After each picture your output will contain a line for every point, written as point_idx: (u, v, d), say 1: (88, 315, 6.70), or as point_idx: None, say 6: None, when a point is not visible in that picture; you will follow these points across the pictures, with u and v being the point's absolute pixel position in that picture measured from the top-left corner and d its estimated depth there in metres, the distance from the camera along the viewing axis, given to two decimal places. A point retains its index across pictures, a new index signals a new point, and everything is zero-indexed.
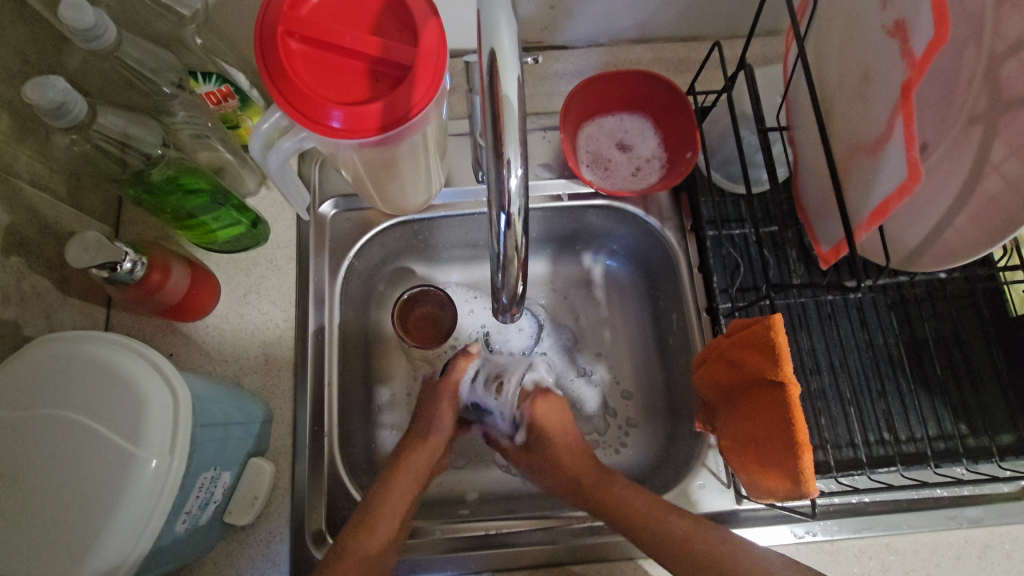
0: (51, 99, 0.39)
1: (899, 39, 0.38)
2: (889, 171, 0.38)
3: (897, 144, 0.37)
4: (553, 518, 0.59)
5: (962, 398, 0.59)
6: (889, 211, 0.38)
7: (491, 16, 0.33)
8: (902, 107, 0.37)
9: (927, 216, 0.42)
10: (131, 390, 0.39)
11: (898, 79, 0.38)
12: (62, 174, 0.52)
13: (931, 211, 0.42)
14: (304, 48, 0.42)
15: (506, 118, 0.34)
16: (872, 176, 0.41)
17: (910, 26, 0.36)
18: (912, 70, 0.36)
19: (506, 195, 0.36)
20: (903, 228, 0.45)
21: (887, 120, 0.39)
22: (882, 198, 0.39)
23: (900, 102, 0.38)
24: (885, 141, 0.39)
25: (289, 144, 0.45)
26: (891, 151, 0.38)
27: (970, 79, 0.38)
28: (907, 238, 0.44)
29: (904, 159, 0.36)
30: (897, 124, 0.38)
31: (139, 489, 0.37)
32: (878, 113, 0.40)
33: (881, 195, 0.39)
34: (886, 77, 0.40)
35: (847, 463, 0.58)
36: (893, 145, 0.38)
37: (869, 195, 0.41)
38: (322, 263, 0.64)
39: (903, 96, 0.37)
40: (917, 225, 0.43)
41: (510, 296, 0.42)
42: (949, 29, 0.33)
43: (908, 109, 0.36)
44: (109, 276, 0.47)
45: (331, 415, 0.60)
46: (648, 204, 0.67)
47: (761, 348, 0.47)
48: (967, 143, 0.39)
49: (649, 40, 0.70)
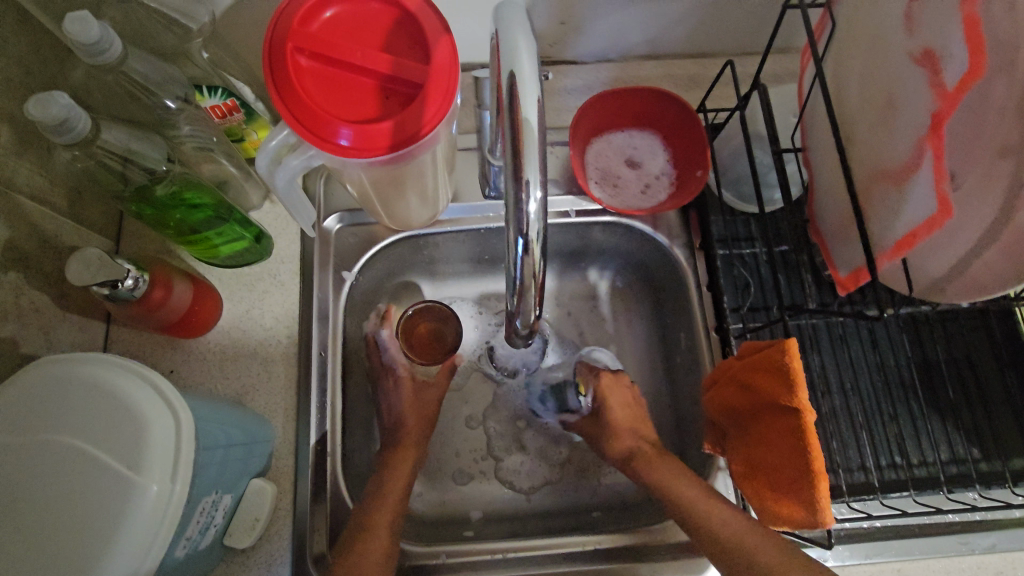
0: (55, 115, 0.38)
1: (928, 69, 0.38)
2: (915, 202, 0.39)
3: (927, 176, 0.38)
4: (639, 531, 0.58)
5: (974, 422, 0.59)
6: (915, 243, 0.38)
7: (511, 41, 0.33)
8: (931, 138, 0.37)
9: (951, 246, 0.40)
10: (131, 413, 0.38)
11: (925, 110, 0.38)
12: (63, 187, 0.51)
13: (950, 246, 0.40)
14: (313, 64, 0.41)
15: (527, 142, 0.33)
16: (895, 207, 0.41)
17: (941, 57, 0.37)
18: (943, 102, 0.36)
19: (525, 220, 0.35)
20: (923, 256, 0.43)
21: (914, 148, 0.39)
22: (909, 229, 0.39)
23: (930, 132, 0.38)
24: (910, 172, 0.39)
25: (297, 161, 0.45)
26: (918, 183, 0.38)
27: (1002, 109, 0.35)
28: (927, 269, 0.43)
29: (935, 193, 0.37)
30: (925, 156, 0.38)
31: (139, 517, 0.36)
32: (902, 143, 0.40)
33: (908, 227, 0.39)
34: (914, 109, 0.39)
35: (859, 488, 0.57)
36: (920, 176, 0.38)
37: (895, 225, 0.41)
38: (327, 279, 0.63)
39: (933, 126, 0.37)
40: (939, 256, 0.42)
41: (525, 321, 0.42)
42: (984, 60, 0.33)
43: (939, 142, 0.36)
44: (110, 293, 0.46)
45: (334, 434, 0.59)
46: (657, 221, 0.66)
47: (773, 372, 0.47)
48: (995, 178, 0.36)
49: (658, 57, 0.70)
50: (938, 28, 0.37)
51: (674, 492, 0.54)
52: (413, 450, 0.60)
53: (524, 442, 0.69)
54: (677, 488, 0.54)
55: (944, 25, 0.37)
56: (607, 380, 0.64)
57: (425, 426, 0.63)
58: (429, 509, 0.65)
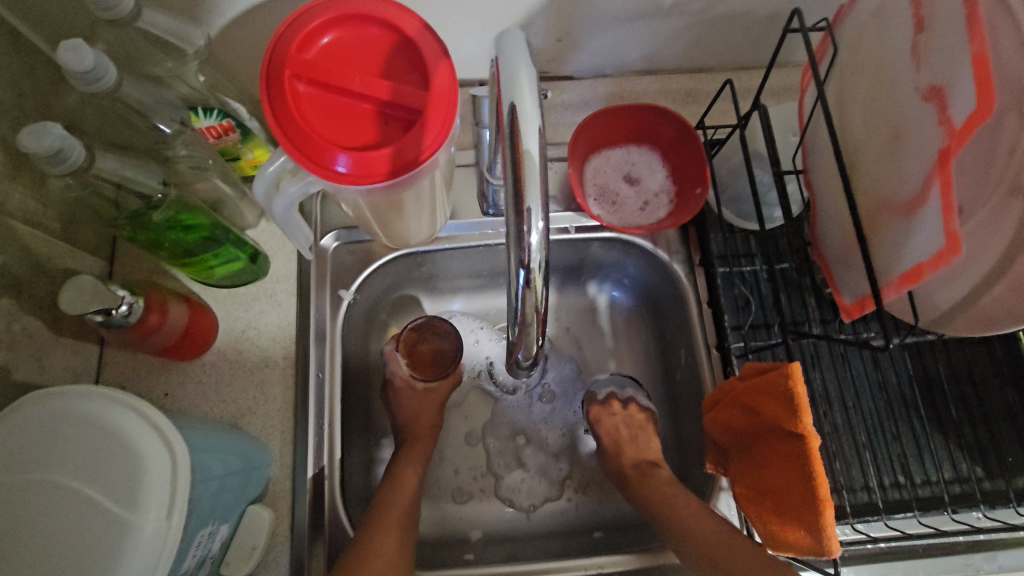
0: (48, 146, 0.37)
1: (935, 104, 0.37)
2: (922, 236, 0.38)
3: (933, 211, 0.37)
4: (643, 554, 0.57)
5: (976, 439, 0.58)
6: (922, 277, 0.38)
7: (513, 71, 0.33)
8: (940, 172, 0.37)
9: (964, 278, 0.39)
10: (127, 449, 0.37)
11: (934, 144, 0.38)
12: (57, 210, 0.50)
13: (964, 275, 0.39)
14: (311, 90, 0.40)
15: (529, 173, 0.33)
16: (903, 238, 0.41)
17: (949, 93, 0.36)
18: (952, 138, 0.36)
19: (527, 251, 0.34)
20: (932, 287, 0.42)
21: (923, 181, 0.38)
22: (915, 261, 0.39)
23: (938, 166, 0.37)
24: (918, 205, 0.39)
25: (295, 188, 0.44)
26: (925, 217, 0.38)
27: (1011, 149, 0.33)
28: (936, 299, 0.42)
29: (943, 228, 0.36)
30: (934, 189, 0.37)
31: (135, 558, 0.35)
32: (910, 174, 0.40)
33: (915, 259, 0.39)
34: (921, 137, 0.39)
35: (862, 508, 0.56)
36: (928, 210, 0.38)
37: (900, 257, 0.41)
38: (324, 297, 0.62)
39: (941, 161, 0.37)
40: (951, 287, 0.40)
41: (527, 351, 0.41)
42: (994, 105, 0.33)
43: (947, 177, 0.36)
44: (103, 320, 0.45)
45: (332, 456, 0.58)
46: (656, 237, 0.65)
47: (777, 395, 0.46)
48: (1006, 214, 0.34)
49: (656, 72, 0.69)
50: (946, 63, 0.37)
51: (674, 515, 0.54)
52: (412, 472, 0.59)
53: (524, 460, 0.68)
54: (676, 509, 0.54)
55: (951, 60, 0.36)
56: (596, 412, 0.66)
57: (424, 447, 0.62)
58: (428, 530, 0.64)
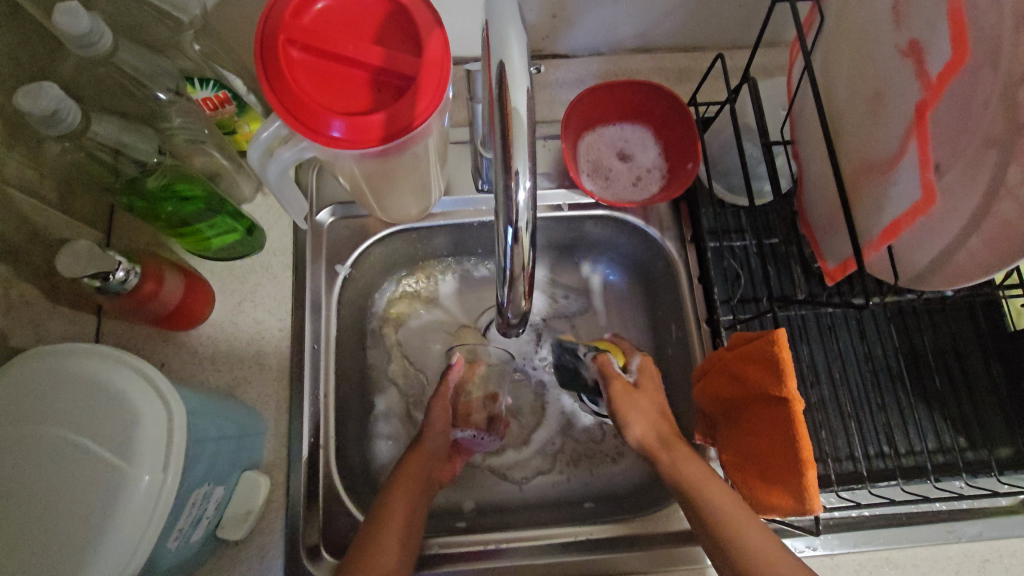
0: (44, 107, 0.38)
1: (914, 60, 0.39)
2: (899, 191, 0.41)
3: (910, 167, 0.40)
4: (629, 523, 0.58)
5: (960, 411, 0.59)
6: (897, 232, 0.42)
7: (501, 32, 0.33)
8: (916, 129, 0.40)
9: (940, 233, 0.39)
10: (122, 405, 0.38)
11: (912, 101, 0.40)
12: (54, 179, 0.51)
13: (941, 231, 0.39)
14: (305, 56, 0.41)
15: (516, 132, 0.33)
16: (883, 196, 0.43)
17: (926, 48, 0.38)
18: (928, 92, 0.38)
19: (514, 210, 0.35)
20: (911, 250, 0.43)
21: (900, 140, 0.41)
22: (892, 219, 0.42)
23: (914, 123, 0.40)
24: (895, 162, 0.41)
25: (289, 154, 0.45)
26: (902, 173, 0.41)
27: (987, 101, 0.34)
28: (915, 260, 0.42)
29: (919, 181, 0.39)
30: (911, 145, 0.40)
31: (129, 511, 0.36)
32: (888, 134, 0.42)
33: (893, 215, 0.42)
34: (898, 99, 0.41)
35: (847, 477, 0.57)
36: (905, 165, 0.41)
37: (881, 214, 0.43)
38: (319, 271, 0.63)
39: (917, 117, 0.40)
40: (928, 245, 0.40)
41: (515, 311, 0.42)
42: (969, 50, 0.35)
43: (923, 133, 0.39)
44: (101, 285, 0.46)
45: (327, 425, 0.59)
46: (648, 214, 0.66)
47: (763, 362, 0.47)
48: (982, 166, 0.35)
49: (649, 50, 0.70)
50: (925, 21, 0.38)
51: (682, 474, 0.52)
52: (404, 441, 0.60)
53: (517, 432, 0.69)
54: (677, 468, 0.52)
55: (930, 17, 0.38)
56: (649, 368, 0.61)
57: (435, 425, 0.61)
58: None
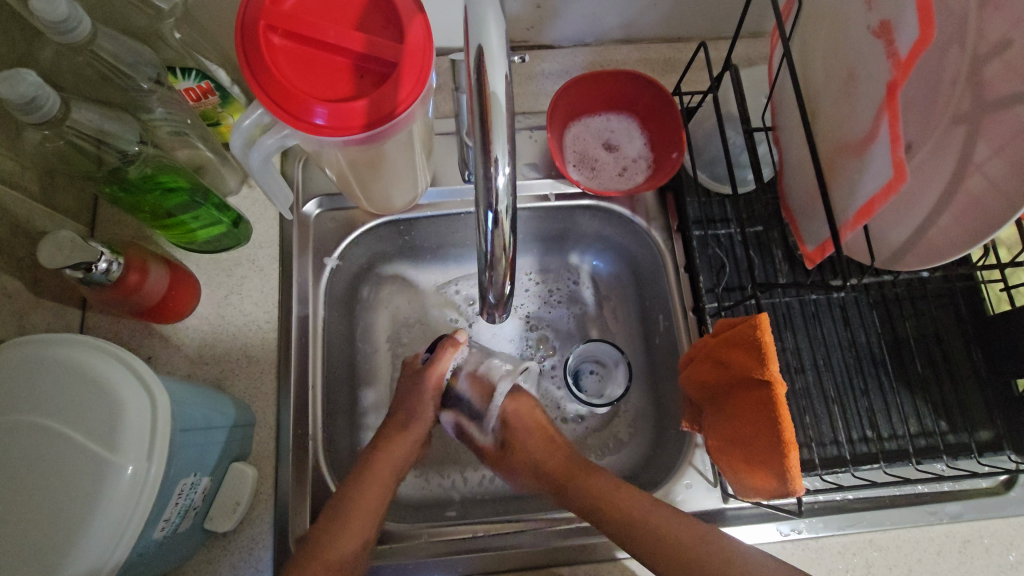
0: (23, 93, 0.38)
1: (885, 40, 0.40)
2: (872, 170, 0.41)
3: (883, 144, 0.40)
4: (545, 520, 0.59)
5: (942, 396, 0.60)
6: (873, 211, 0.40)
7: (479, 13, 0.33)
8: (887, 107, 0.40)
9: (912, 213, 0.44)
10: (107, 395, 0.38)
11: (884, 80, 0.41)
12: (34, 170, 0.50)
13: (913, 211, 0.44)
14: (286, 43, 0.41)
15: (495, 117, 0.34)
16: (856, 175, 0.43)
17: (895, 27, 0.39)
18: (898, 71, 0.39)
19: (494, 195, 0.36)
20: (885, 226, 0.47)
21: (872, 119, 0.42)
22: (867, 198, 0.41)
23: (886, 101, 0.40)
24: (870, 142, 0.42)
25: (272, 141, 0.45)
26: (875, 149, 0.41)
27: (953, 80, 0.41)
28: (892, 238, 0.46)
29: (890, 159, 0.39)
30: (882, 124, 0.40)
31: (114, 497, 0.36)
32: (863, 116, 0.43)
33: (866, 195, 0.41)
34: (870, 80, 0.42)
35: (831, 461, 0.58)
36: (878, 143, 0.41)
37: (853, 196, 0.43)
38: (306, 264, 0.63)
39: (888, 95, 0.40)
40: (903, 223, 0.45)
41: (498, 295, 0.43)
42: (934, 27, 0.36)
43: (893, 109, 0.39)
44: (84, 276, 0.46)
45: (315, 416, 0.59)
46: (634, 204, 0.67)
47: (746, 347, 0.48)
48: (949, 144, 0.41)
49: (635, 41, 0.70)
50: (893, 2, 0.39)
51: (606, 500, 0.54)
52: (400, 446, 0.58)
53: None
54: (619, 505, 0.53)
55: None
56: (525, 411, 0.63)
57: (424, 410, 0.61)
58: (412, 491, 0.65)
